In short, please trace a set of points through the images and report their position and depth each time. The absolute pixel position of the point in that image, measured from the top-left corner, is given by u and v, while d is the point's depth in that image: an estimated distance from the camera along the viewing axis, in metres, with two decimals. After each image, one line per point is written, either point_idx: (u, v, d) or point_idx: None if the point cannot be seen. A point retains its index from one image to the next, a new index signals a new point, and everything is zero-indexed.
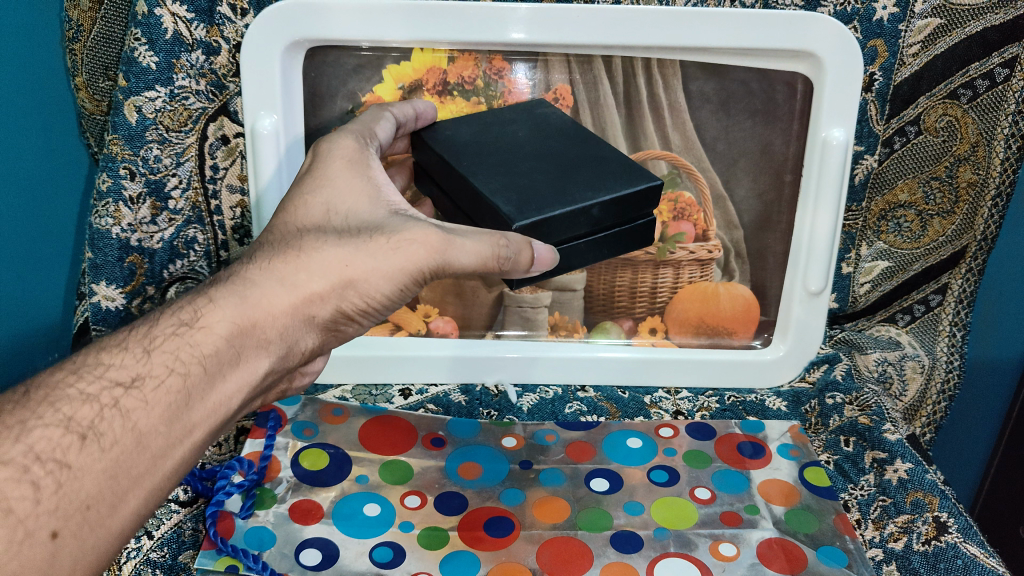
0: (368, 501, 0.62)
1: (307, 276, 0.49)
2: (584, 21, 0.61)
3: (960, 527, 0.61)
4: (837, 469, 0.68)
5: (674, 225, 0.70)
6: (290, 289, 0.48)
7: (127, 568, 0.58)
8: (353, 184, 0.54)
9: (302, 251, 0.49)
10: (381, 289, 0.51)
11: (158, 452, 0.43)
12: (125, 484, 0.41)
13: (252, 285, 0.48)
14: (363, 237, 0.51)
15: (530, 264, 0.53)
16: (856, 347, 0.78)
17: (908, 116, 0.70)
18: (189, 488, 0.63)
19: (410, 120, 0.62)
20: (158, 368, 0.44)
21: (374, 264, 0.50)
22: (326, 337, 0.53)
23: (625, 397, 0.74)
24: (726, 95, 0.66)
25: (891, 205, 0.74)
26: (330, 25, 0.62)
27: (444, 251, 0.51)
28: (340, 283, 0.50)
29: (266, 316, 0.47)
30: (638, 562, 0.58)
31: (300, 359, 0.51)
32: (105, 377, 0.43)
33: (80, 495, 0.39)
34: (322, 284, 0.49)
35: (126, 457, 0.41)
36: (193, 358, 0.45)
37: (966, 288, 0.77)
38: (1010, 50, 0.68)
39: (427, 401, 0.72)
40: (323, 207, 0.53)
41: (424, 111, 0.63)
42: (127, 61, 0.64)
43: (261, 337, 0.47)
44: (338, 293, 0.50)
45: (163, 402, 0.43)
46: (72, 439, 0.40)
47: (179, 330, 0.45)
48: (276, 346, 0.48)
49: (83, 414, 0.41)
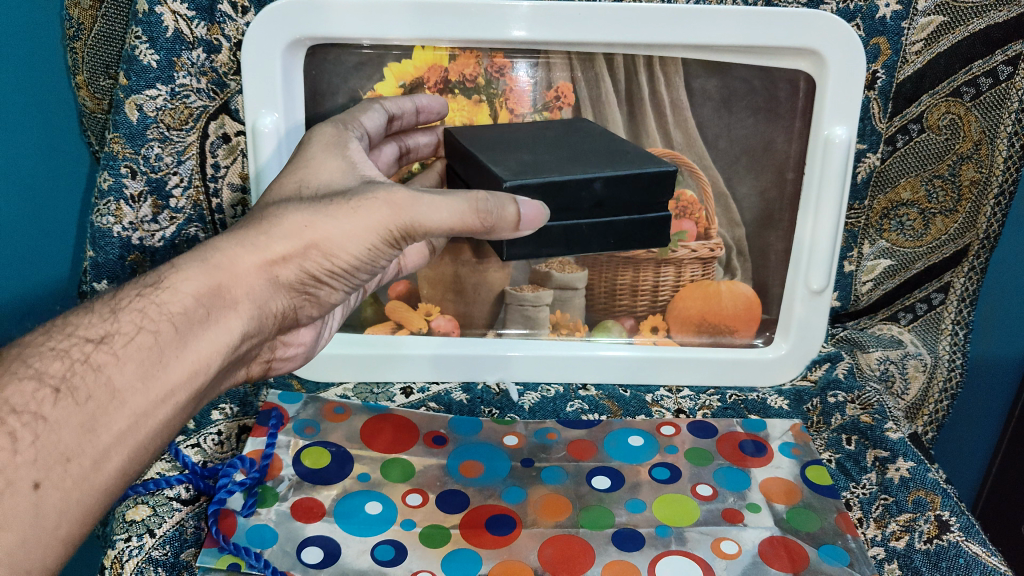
0: (370, 498, 0.62)
1: (269, 238, 0.49)
2: (585, 19, 0.61)
3: (962, 526, 0.60)
4: (839, 467, 0.68)
5: (676, 223, 0.70)
6: (255, 251, 0.49)
7: (128, 567, 0.57)
8: (326, 163, 0.54)
9: (266, 217, 0.50)
10: (358, 255, 0.51)
11: (139, 410, 0.43)
12: (104, 441, 0.41)
13: (215, 250, 0.48)
14: (325, 201, 0.50)
15: (517, 223, 0.51)
16: (858, 345, 0.78)
17: (910, 114, 0.70)
18: (190, 485, 0.63)
19: (410, 113, 0.64)
20: (126, 326, 0.44)
21: (337, 227, 0.50)
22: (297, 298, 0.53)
23: (627, 395, 0.74)
24: (728, 93, 0.66)
25: (893, 204, 0.73)
26: (331, 22, 0.61)
27: (411, 211, 0.50)
28: (303, 246, 0.49)
29: (231, 277, 0.48)
30: (639, 560, 0.57)
31: (272, 319, 0.52)
32: (76, 335, 0.43)
33: (59, 447, 0.40)
34: (294, 247, 0.49)
35: (100, 411, 0.41)
36: (160, 316, 0.45)
37: (969, 286, 0.76)
38: (1014, 47, 0.67)
39: (428, 400, 0.73)
40: (296, 184, 0.53)
41: (427, 104, 0.65)
42: (128, 60, 0.64)
43: (229, 299, 0.48)
44: (303, 254, 0.50)
45: (135, 358, 0.43)
46: (45, 392, 0.40)
47: (143, 291, 0.46)
48: (245, 304, 0.49)
49: (55, 369, 0.41)
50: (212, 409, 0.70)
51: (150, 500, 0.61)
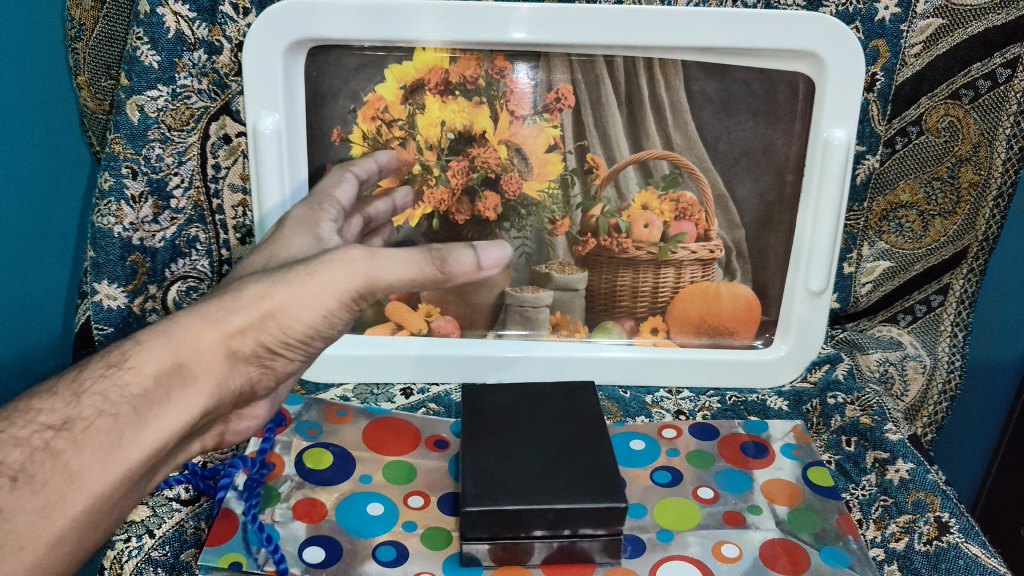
0: (371, 500, 0.62)
1: (229, 310, 0.49)
2: (585, 21, 0.61)
3: (961, 527, 0.61)
4: (839, 468, 0.68)
5: (675, 224, 0.70)
6: (215, 325, 0.48)
7: (128, 567, 0.58)
8: (293, 241, 0.58)
9: (228, 293, 0.50)
10: (314, 323, 0.51)
11: (92, 494, 0.43)
12: (59, 523, 0.41)
13: (176, 324, 0.48)
14: (284, 271, 0.51)
15: (477, 268, 0.56)
16: (857, 347, 0.78)
17: (909, 117, 0.70)
18: (190, 486, 0.63)
19: (375, 174, 0.68)
20: (87, 410, 0.44)
21: (294, 293, 0.50)
22: (257, 372, 0.52)
23: (626, 396, 0.75)
24: (728, 96, 0.66)
25: (892, 206, 0.73)
26: (330, 25, 0.61)
27: (373, 269, 0.52)
28: (259, 316, 0.49)
29: (194, 354, 0.48)
30: (640, 565, 0.58)
31: (232, 397, 0.52)
32: (36, 422, 0.43)
33: (13, 536, 0.40)
34: (251, 318, 0.49)
35: (57, 498, 0.41)
36: (121, 399, 0.45)
37: (967, 288, 0.76)
38: (1011, 50, 0.68)
39: (427, 401, 0.73)
40: (265, 259, 0.56)
41: (387, 164, 0.68)
42: (129, 61, 0.64)
43: (190, 375, 0.47)
44: (260, 325, 0.49)
45: (94, 442, 0.43)
46: (2, 482, 0.40)
47: (107, 371, 0.45)
48: (205, 380, 0.48)
49: (13, 458, 0.41)
50: None
51: (150, 500, 0.62)
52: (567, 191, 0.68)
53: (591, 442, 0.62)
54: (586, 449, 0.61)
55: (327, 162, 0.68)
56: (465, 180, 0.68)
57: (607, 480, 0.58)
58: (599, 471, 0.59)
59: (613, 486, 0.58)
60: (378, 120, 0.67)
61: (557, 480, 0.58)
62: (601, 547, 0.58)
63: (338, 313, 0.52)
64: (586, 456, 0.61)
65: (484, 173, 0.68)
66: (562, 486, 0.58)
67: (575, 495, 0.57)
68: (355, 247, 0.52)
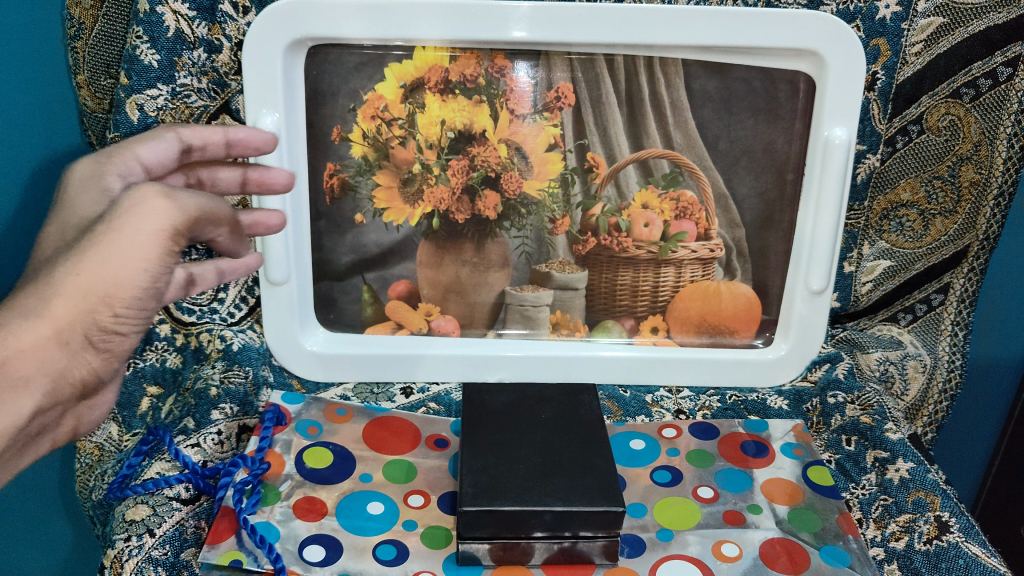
0: (371, 499, 0.62)
1: (48, 300, 0.45)
2: (585, 20, 0.61)
3: (961, 526, 0.60)
4: (839, 468, 0.68)
5: (676, 223, 0.70)
6: (37, 320, 0.45)
7: (128, 567, 0.56)
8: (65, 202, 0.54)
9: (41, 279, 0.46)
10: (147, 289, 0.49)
11: None
12: None
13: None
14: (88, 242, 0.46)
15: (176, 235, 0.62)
16: (858, 346, 0.78)
17: (909, 116, 0.70)
18: (190, 485, 0.61)
19: (219, 143, 0.61)
20: None
21: (110, 260, 0.46)
22: (100, 362, 0.50)
23: (626, 396, 0.75)
24: (728, 94, 0.66)
25: (892, 205, 0.73)
26: (330, 23, 0.61)
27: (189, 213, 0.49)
28: (89, 297, 0.46)
29: (16, 353, 0.45)
30: (640, 565, 0.58)
31: (69, 390, 0.50)
32: None
33: None
34: (72, 306, 0.46)
35: None
36: None
37: (968, 287, 0.76)
38: (1012, 49, 0.67)
39: (428, 400, 0.74)
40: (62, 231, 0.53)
41: (262, 142, 0.62)
42: (128, 60, 0.64)
43: (14, 374, 0.45)
44: (87, 310, 0.46)
45: None
46: None
47: None
48: (37, 381, 0.47)
49: None
50: (212, 407, 0.68)
51: (149, 499, 0.60)
52: (568, 191, 0.68)
53: (589, 446, 0.62)
54: (581, 451, 0.61)
55: (327, 161, 0.68)
56: (465, 179, 0.68)
57: (603, 483, 0.58)
58: (593, 473, 0.59)
59: (608, 489, 0.58)
60: (378, 119, 0.67)
61: (554, 482, 0.58)
62: (600, 549, 0.58)
63: (166, 261, 0.49)
64: (581, 459, 0.61)
65: (485, 173, 0.68)
66: (559, 488, 0.58)
67: (571, 497, 0.57)
68: (149, 184, 0.48)
